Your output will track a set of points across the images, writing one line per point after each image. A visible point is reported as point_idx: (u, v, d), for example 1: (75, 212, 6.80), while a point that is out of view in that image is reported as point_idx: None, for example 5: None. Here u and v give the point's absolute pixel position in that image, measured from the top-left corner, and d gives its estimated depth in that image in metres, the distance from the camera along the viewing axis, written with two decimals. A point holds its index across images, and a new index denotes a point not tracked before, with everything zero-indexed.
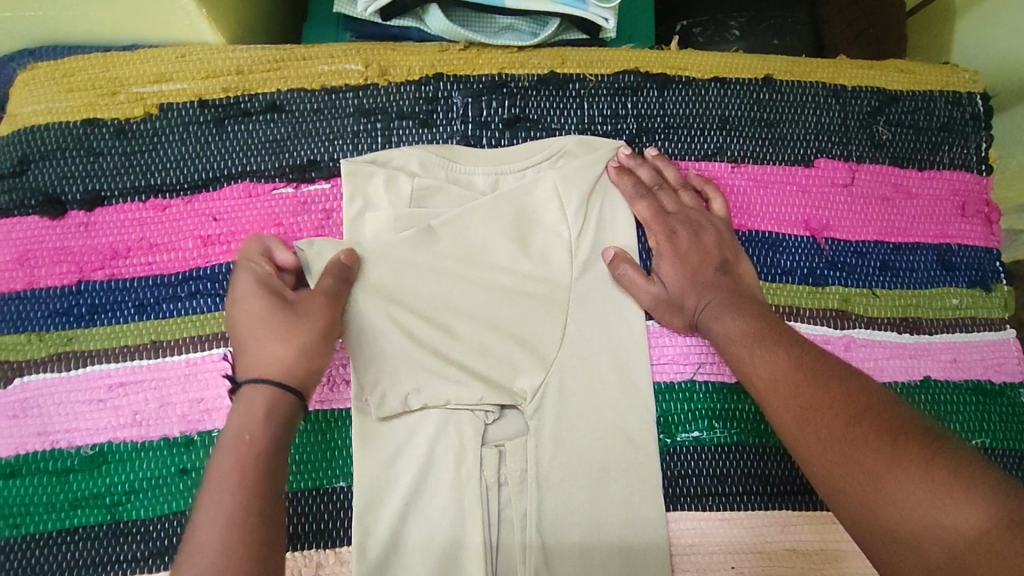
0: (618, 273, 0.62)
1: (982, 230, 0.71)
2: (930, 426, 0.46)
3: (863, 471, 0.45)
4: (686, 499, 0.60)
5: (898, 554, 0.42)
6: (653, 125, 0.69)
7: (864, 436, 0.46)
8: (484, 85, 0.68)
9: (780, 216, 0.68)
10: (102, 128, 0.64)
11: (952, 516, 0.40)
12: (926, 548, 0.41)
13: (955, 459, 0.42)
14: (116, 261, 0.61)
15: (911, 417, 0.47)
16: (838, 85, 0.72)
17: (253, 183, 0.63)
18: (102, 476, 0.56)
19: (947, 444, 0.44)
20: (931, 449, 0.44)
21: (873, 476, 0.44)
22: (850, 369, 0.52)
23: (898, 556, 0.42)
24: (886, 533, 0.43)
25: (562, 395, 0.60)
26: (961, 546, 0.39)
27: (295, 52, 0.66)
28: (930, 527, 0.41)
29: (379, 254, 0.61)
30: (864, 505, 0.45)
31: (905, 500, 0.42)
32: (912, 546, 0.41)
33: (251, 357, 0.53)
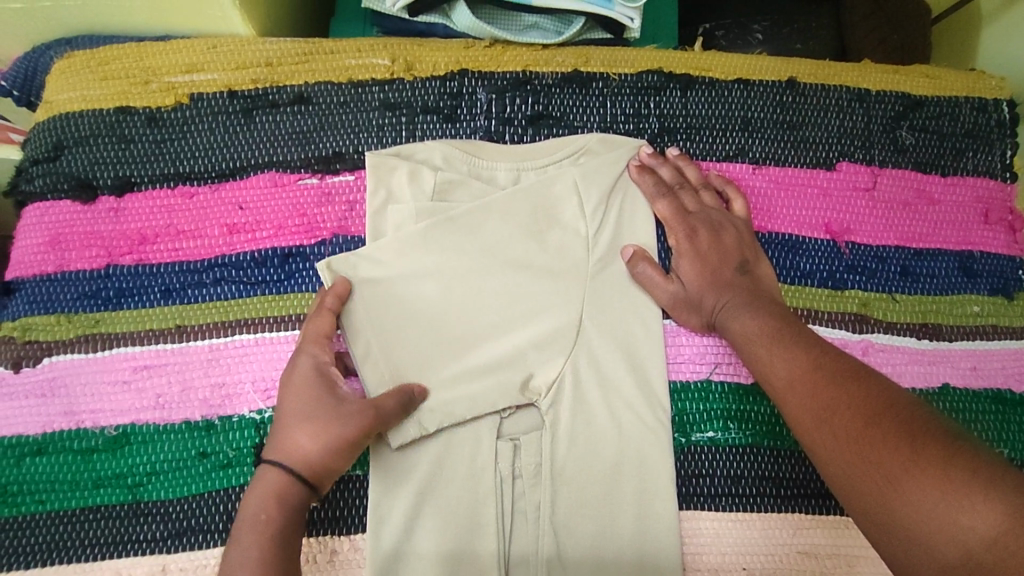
0: (636, 271, 0.63)
1: (1005, 238, 0.70)
2: (949, 427, 0.46)
3: (880, 471, 0.45)
4: (700, 498, 0.60)
5: (916, 556, 0.42)
6: (676, 125, 0.69)
7: (883, 437, 0.46)
8: (508, 82, 0.68)
9: (801, 218, 0.68)
10: (134, 117, 0.65)
11: (971, 516, 0.40)
12: (943, 549, 0.41)
13: (974, 460, 0.42)
14: (145, 246, 0.62)
15: (930, 418, 0.46)
16: (863, 89, 0.72)
17: (279, 173, 0.64)
18: (125, 457, 0.57)
19: (966, 445, 0.44)
20: (950, 451, 0.43)
21: (889, 478, 0.44)
22: (868, 369, 0.52)
23: (915, 558, 0.42)
24: (904, 535, 0.43)
25: (575, 390, 0.60)
26: (979, 547, 0.39)
27: (324, 45, 0.67)
28: (948, 529, 0.41)
29: (395, 247, 0.62)
30: (881, 506, 0.44)
31: (923, 503, 0.42)
32: (929, 548, 0.41)
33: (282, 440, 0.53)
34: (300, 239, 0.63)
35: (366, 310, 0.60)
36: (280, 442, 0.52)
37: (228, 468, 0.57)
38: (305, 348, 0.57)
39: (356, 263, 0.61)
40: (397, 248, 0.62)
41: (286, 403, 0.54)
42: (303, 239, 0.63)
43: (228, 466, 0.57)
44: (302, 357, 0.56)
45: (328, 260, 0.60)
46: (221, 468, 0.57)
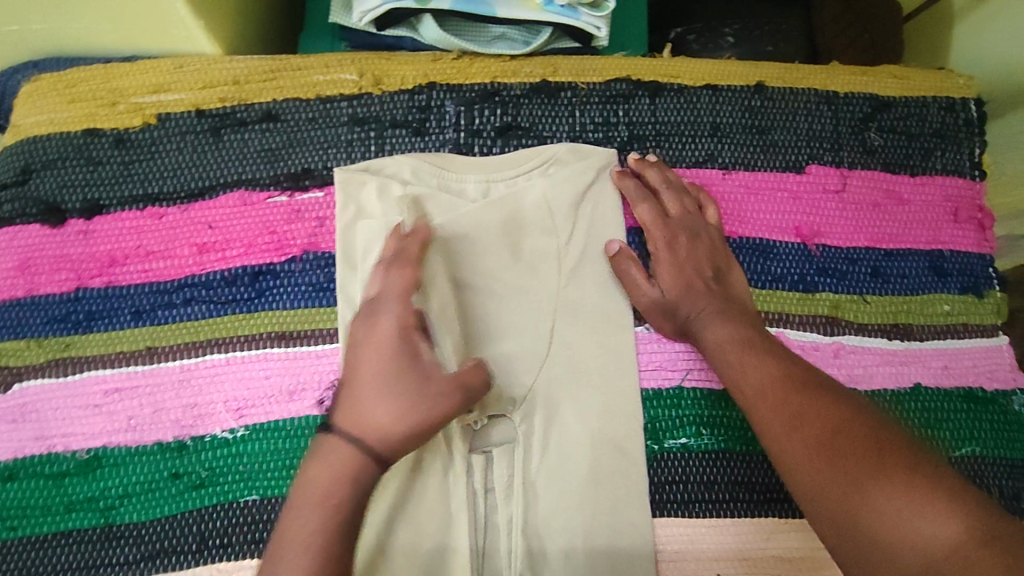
0: (621, 268, 0.64)
1: (975, 236, 0.71)
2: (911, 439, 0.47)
3: (850, 479, 0.45)
4: (674, 505, 0.61)
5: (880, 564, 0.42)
6: (645, 133, 0.69)
7: (852, 445, 0.46)
8: (476, 94, 0.68)
9: (771, 222, 0.68)
10: (102, 138, 0.65)
11: (933, 522, 0.41)
12: (905, 555, 0.41)
13: (939, 473, 0.44)
14: (114, 268, 0.62)
15: (894, 430, 0.48)
16: (831, 91, 0.72)
17: (248, 192, 0.65)
18: (96, 480, 0.57)
19: (929, 458, 0.45)
20: (916, 462, 0.44)
21: (858, 485, 0.44)
22: (839, 386, 0.52)
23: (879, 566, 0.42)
24: (870, 543, 0.42)
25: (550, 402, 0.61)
26: (941, 555, 0.40)
27: (290, 62, 0.67)
28: (912, 537, 0.41)
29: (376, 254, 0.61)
30: (848, 513, 0.44)
31: (890, 511, 0.42)
32: (893, 556, 0.41)
33: (360, 413, 0.51)
34: (270, 257, 0.63)
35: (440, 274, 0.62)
36: (358, 415, 0.51)
37: (202, 488, 0.58)
38: (386, 305, 0.56)
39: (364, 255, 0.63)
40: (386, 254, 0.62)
41: (366, 363, 0.53)
42: (273, 256, 0.63)
43: (201, 486, 0.58)
44: (387, 314, 0.55)
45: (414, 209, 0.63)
46: (194, 488, 0.58)
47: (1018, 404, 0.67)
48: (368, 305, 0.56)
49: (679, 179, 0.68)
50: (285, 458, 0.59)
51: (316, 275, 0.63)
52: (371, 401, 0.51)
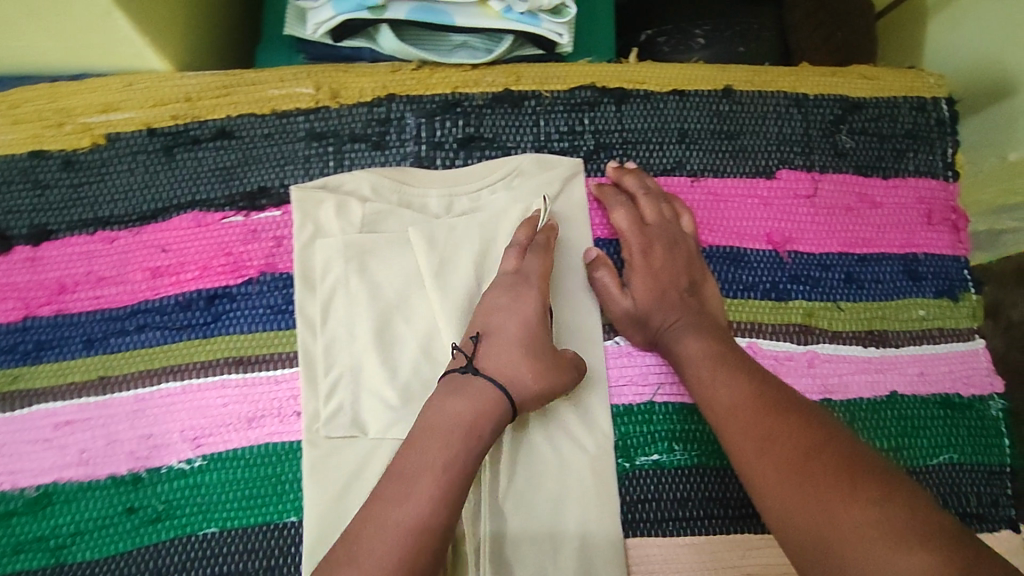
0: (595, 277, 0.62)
1: (949, 238, 0.69)
2: (887, 465, 0.45)
3: (821, 507, 0.43)
4: (646, 524, 0.60)
5: None
6: (612, 141, 0.68)
7: (823, 469, 0.45)
8: (437, 105, 0.67)
9: (742, 230, 0.67)
10: (50, 161, 0.63)
11: (904, 556, 0.39)
12: None
13: (913, 503, 0.42)
14: (64, 296, 0.61)
15: (870, 455, 0.46)
16: (800, 94, 0.70)
17: (202, 213, 0.63)
18: (47, 518, 0.57)
19: (904, 486, 0.43)
20: (890, 490, 0.43)
21: (829, 512, 0.43)
22: (811, 405, 0.51)
23: None
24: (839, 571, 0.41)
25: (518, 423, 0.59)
26: None
27: (244, 77, 0.65)
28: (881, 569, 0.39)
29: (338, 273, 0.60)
30: (818, 542, 0.42)
31: (861, 542, 0.40)
32: None
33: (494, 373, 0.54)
34: (225, 279, 0.61)
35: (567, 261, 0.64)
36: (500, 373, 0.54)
37: (157, 523, 0.57)
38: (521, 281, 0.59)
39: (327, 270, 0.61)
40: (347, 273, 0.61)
41: (509, 328, 0.57)
42: (228, 279, 0.61)
43: (158, 520, 0.57)
44: (534, 290, 0.58)
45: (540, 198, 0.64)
46: (148, 523, 0.57)
47: (995, 409, 0.66)
48: (506, 279, 0.59)
49: (657, 185, 0.66)
50: (244, 487, 0.58)
51: (275, 298, 0.61)
52: (506, 361, 0.55)
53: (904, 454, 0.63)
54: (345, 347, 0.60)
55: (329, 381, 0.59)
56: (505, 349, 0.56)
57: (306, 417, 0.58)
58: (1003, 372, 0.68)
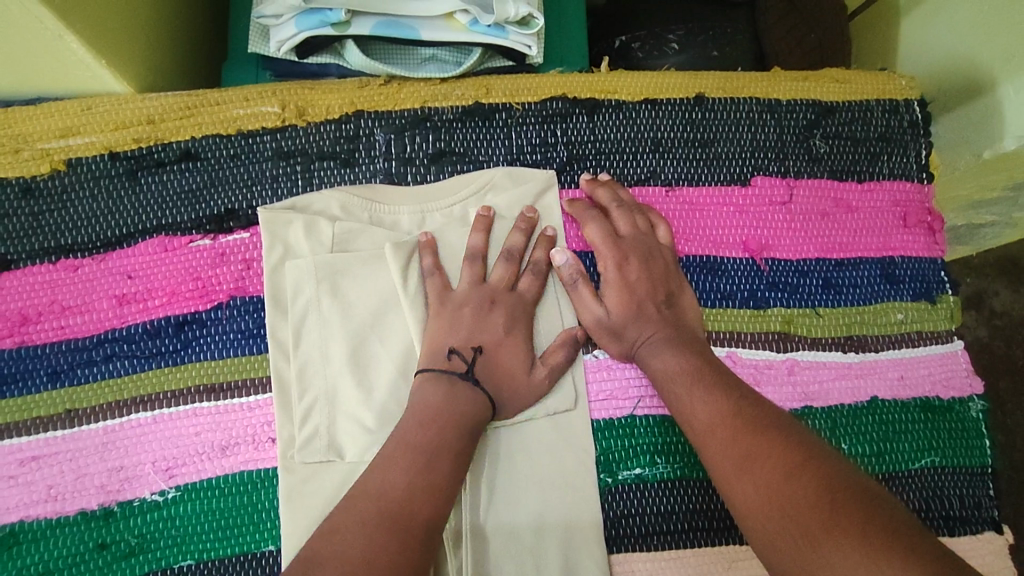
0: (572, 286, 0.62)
1: (926, 240, 0.69)
2: (869, 483, 0.45)
3: (802, 529, 0.42)
4: (630, 539, 0.59)
5: None
6: (584, 152, 0.67)
7: (804, 490, 0.44)
8: (406, 120, 0.65)
9: (719, 238, 0.67)
10: (7, 188, 0.61)
11: None
12: None
13: (896, 523, 0.41)
14: (27, 327, 0.59)
15: (852, 473, 0.45)
16: (772, 99, 0.70)
17: (169, 237, 0.61)
18: (14, 558, 0.55)
19: (886, 505, 0.42)
20: (871, 510, 0.42)
21: (810, 535, 0.42)
22: (790, 420, 0.50)
23: None
24: None
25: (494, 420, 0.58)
26: None
27: (207, 96, 0.63)
28: None
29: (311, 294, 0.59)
30: (800, 567, 0.41)
31: (843, 566, 0.39)
32: None
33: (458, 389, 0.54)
34: (195, 305, 0.60)
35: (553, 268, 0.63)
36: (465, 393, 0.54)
37: (131, 557, 0.56)
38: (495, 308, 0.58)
39: (300, 292, 0.60)
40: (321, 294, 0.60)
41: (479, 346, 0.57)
42: (198, 303, 0.60)
43: (131, 554, 0.56)
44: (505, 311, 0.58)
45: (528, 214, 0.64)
46: (122, 558, 0.56)
47: (976, 410, 0.66)
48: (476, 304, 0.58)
49: (632, 198, 0.66)
50: (219, 517, 0.56)
51: (246, 322, 0.60)
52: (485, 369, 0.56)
53: (886, 459, 0.63)
54: (319, 371, 0.58)
55: (304, 405, 0.58)
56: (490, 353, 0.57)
57: (280, 442, 0.57)
58: (981, 351, 0.94)
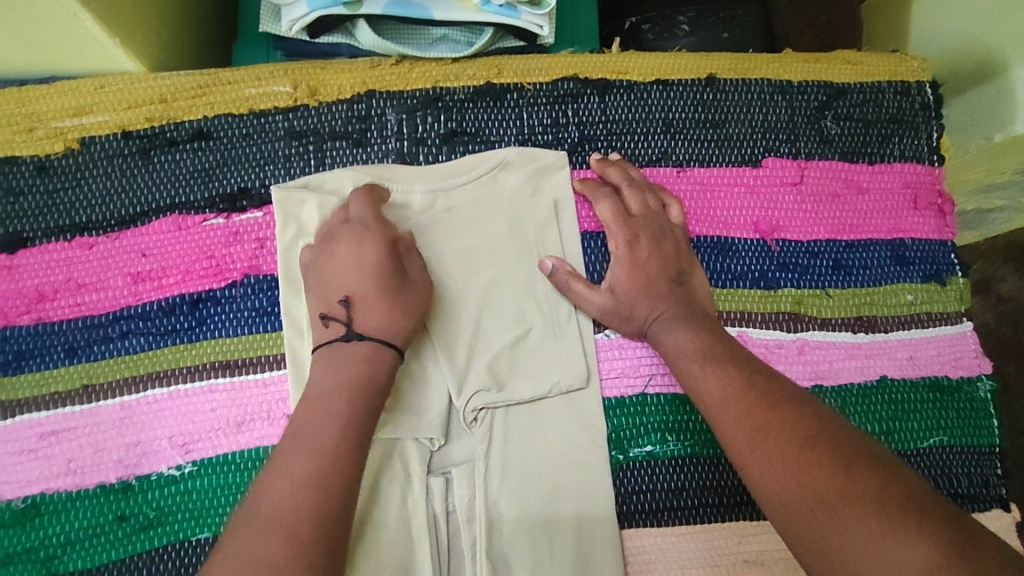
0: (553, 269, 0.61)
1: (936, 222, 0.70)
2: (883, 452, 0.45)
3: (817, 499, 0.43)
4: (641, 515, 0.60)
5: None
6: (596, 132, 0.67)
7: (818, 461, 0.44)
8: (418, 100, 0.65)
9: (729, 219, 0.67)
10: (21, 166, 0.62)
11: (906, 546, 0.38)
12: None
13: (909, 491, 0.41)
14: (43, 304, 0.60)
15: (866, 444, 0.45)
16: (784, 80, 0.70)
17: (182, 216, 0.62)
18: (35, 529, 0.56)
19: (901, 474, 0.43)
20: (886, 478, 0.42)
21: (826, 504, 0.42)
22: (803, 393, 0.50)
23: None
24: (841, 565, 0.40)
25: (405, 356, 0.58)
26: None
27: (220, 76, 0.64)
28: (883, 561, 0.39)
29: None
30: (817, 537, 0.42)
31: (861, 535, 0.40)
32: None
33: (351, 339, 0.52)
34: (209, 283, 0.60)
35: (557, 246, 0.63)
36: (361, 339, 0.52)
37: (149, 530, 0.57)
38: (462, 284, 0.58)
39: None
40: None
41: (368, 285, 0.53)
42: (212, 282, 0.60)
43: (150, 527, 0.57)
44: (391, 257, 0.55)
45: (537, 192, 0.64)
46: (141, 530, 0.57)
47: (984, 390, 0.66)
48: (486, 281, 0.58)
49: (643, 177, 0.65)
50: (236, 492, 0.57)
51: (260, 300, 0.60)
52: (374, 313, 0.53)
53: (896, 438, 0.63)
54: None
55: None
56: (360, 302, 0.53)
57: None
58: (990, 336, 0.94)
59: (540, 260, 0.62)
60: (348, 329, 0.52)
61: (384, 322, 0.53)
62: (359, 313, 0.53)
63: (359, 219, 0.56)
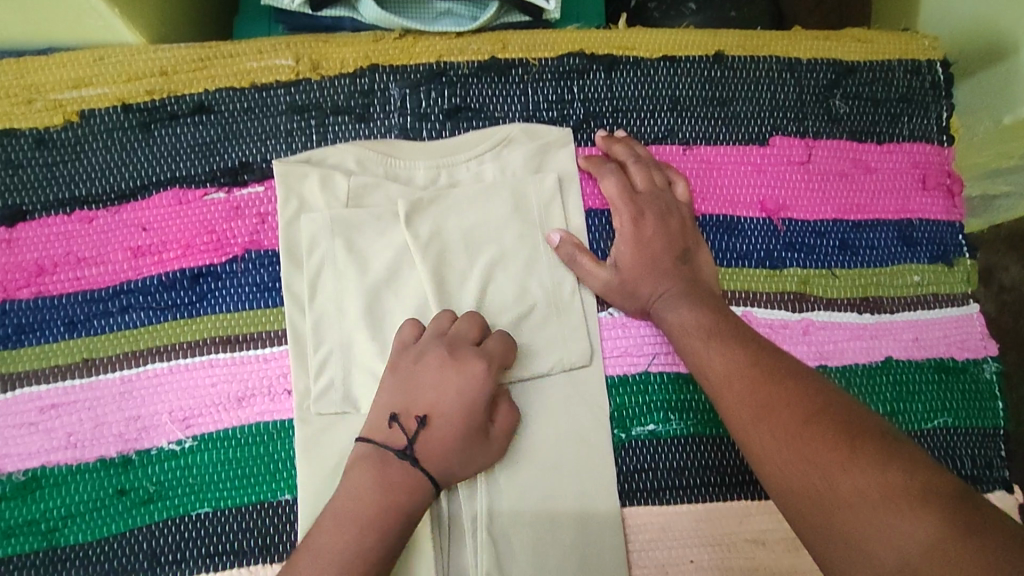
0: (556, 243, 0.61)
1: (945, 203, 0.69)
2: (888, 427, 0.45)
3: (819, 471, 0.43)
4: (643, 493, 0.60)
5: (854, 560, 0.39)
6: (602, 109, 0.66)
7: (821, 434, 0.44)
8: (422, 75, 0.64)
9: (735, 197, 0.66)
10: (20, 139, 0.61)
11: (908, 517, 0.38)
12: (882, 553, 0.38)
13: (913, 463, 0.41)
14: (43, 277, 0.59)
15: (871, 419, 0.45)
16: (792, 58, 0.69)
17: (183, 190, 0.61)
18: (36, 502, 0.56)
19: (905, 447, 0.42)
20: (890, 451, 0.42)
21: (828, 476, 0.42)
22: (808, 369, 0.50)
23: (852, 563, 0.40)
24: (843, 537, 0.40)
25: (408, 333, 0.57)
26: (916, 549, 0.37)
27: (221, 49, 0.63)
28: (885, 531, 0.39)
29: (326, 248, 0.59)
30: (819, 509, 0.42)
31: (863, 505, 0.40)
32: (867, 551, 0.39)
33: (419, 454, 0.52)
34: (210, 257, 0.60)
35: (561, 222, 0.63)
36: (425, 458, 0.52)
37: (149, 504, 0.56)
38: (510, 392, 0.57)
39: (314, 247, 0.59)
40: (335, 248, 0.59)
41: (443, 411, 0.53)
42: (213, 257, 0.60)
43: (150, 501, 0.56)
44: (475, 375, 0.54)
45: (542, 168, 0.64)
46: (141, 504, 0.56)
47: (990, 372, 0.66)
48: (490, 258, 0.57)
49: (649, 154, 0.65)
50: (237, 467, 0.57)
51: (261, 275, 0.60)
52: (443, 450, 0.52)
53: (900, 419, 0.63)
54: (334, 325, 0.58)
55: (319, 358, 0.58)
56: (434, 424, 0.52)
57: (296, 394, 0.57)
58: None
59: (545, 236, 0.62)
60: (408, 448, 0.52)
61: (443, 461, 0.52)
62: (426, 440, 0.52)
63: (490, 357, 0.55)
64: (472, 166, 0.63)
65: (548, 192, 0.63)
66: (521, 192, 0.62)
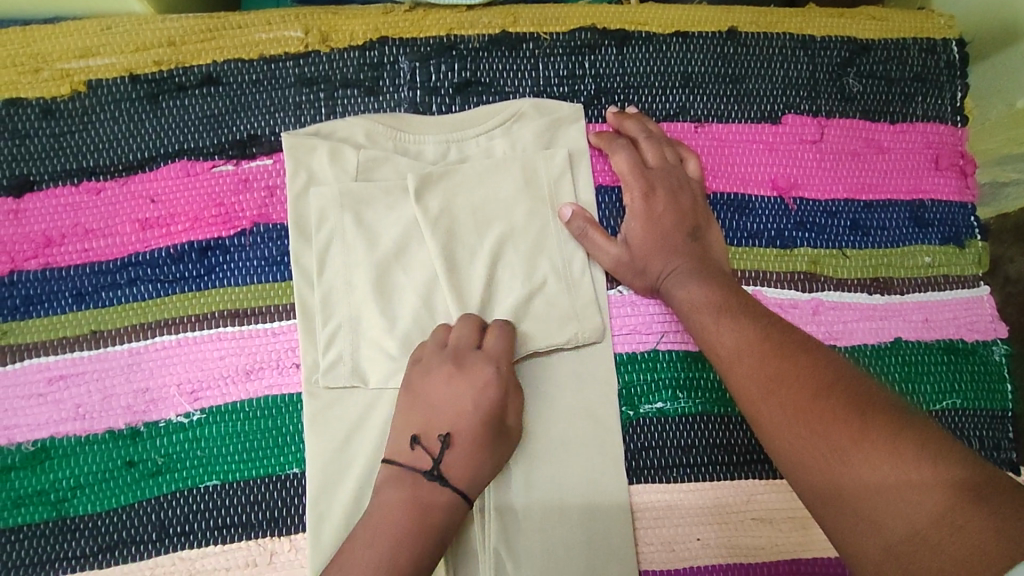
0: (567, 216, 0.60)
1: (957, 183, 0.68)
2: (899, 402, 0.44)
3: (828, 445, 0.43)
4: (651, 471, 0.60)
5: (864, 533, 0.40)
6: (613, 85, 0.65)
7: (831, 409, 0.44)
8: (432, 48, 0.64)
9: (747, 176, 0.65)
10: (26, 109, 0.60)
11: (918, 490, 0.38)
12: (891, 525, 0.39)
13: (924, 436, 0.40)
14: (51, 249, 0.59)
15: (883, 394, 0.44)
16: (806, 35, 0.68)
17: (191, 162, 0.61)
18: (45, 473, 0.56)
19: (917, 421, 0.42)
20: (901, 425, 0.41)
21: (836, 450, 0.42)
22: (819, 344, 0.49)
23: (863, 535, 0.40)
24: (852, 509, 0.41)
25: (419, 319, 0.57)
26: (925, 522, 0.37)
27: (229, 19, 0.62)
28: (895, 504, 0.39)
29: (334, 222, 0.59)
30: (829, 482, 0.42)
31: (873, 479, 0.40)
32: (876, 523, 0.39)
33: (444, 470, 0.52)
34: (217, 230, 0.60)
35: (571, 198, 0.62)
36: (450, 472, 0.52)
37: (157, 476, 0.56)
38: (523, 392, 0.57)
39: (323, 221, 0.59)
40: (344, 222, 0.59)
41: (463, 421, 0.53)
42: (221, 229, 0.60)
43: (159, 473, 0.57)
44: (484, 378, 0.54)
45: (553, 144, 0.63)
46: (149, 476, 0.56)
47: (999, 354, 0.65)
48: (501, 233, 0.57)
49: (661, 131, 0.64)
50: (245, 440, 0.57)
51: (269, 249, 0.60)
52: (469, 452, 0.52)
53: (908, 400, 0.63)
54: (343, 298, 0.58)
55: (327, 331, 0.57)
56: (453, 440, 0.53)
57: (304, 367, 0.57)
58: None
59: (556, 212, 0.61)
60: (437, 461, 0.52)
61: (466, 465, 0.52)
62: (450, 450, 0.52)
63: (493, 359, 0.55)
64: (482, 141, 0.63)
65: (559, 168, 0.62)
66: (532, 167, 0.62)
